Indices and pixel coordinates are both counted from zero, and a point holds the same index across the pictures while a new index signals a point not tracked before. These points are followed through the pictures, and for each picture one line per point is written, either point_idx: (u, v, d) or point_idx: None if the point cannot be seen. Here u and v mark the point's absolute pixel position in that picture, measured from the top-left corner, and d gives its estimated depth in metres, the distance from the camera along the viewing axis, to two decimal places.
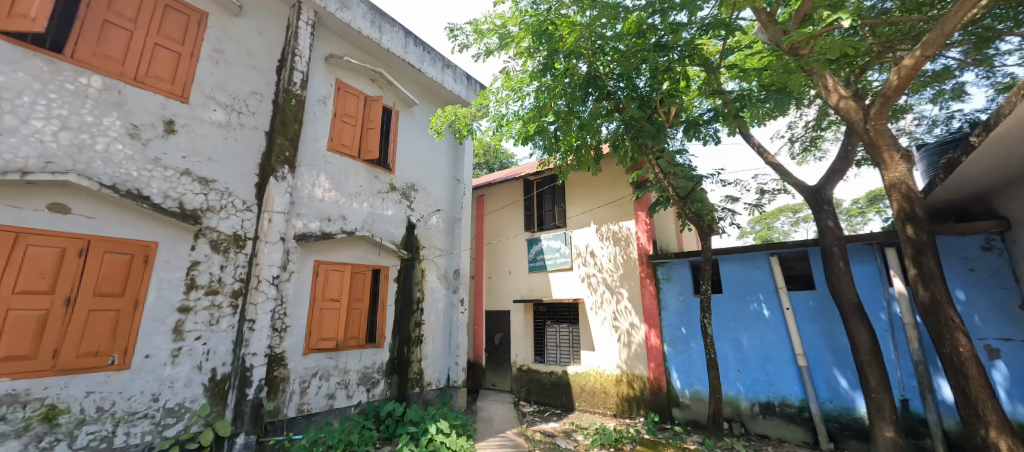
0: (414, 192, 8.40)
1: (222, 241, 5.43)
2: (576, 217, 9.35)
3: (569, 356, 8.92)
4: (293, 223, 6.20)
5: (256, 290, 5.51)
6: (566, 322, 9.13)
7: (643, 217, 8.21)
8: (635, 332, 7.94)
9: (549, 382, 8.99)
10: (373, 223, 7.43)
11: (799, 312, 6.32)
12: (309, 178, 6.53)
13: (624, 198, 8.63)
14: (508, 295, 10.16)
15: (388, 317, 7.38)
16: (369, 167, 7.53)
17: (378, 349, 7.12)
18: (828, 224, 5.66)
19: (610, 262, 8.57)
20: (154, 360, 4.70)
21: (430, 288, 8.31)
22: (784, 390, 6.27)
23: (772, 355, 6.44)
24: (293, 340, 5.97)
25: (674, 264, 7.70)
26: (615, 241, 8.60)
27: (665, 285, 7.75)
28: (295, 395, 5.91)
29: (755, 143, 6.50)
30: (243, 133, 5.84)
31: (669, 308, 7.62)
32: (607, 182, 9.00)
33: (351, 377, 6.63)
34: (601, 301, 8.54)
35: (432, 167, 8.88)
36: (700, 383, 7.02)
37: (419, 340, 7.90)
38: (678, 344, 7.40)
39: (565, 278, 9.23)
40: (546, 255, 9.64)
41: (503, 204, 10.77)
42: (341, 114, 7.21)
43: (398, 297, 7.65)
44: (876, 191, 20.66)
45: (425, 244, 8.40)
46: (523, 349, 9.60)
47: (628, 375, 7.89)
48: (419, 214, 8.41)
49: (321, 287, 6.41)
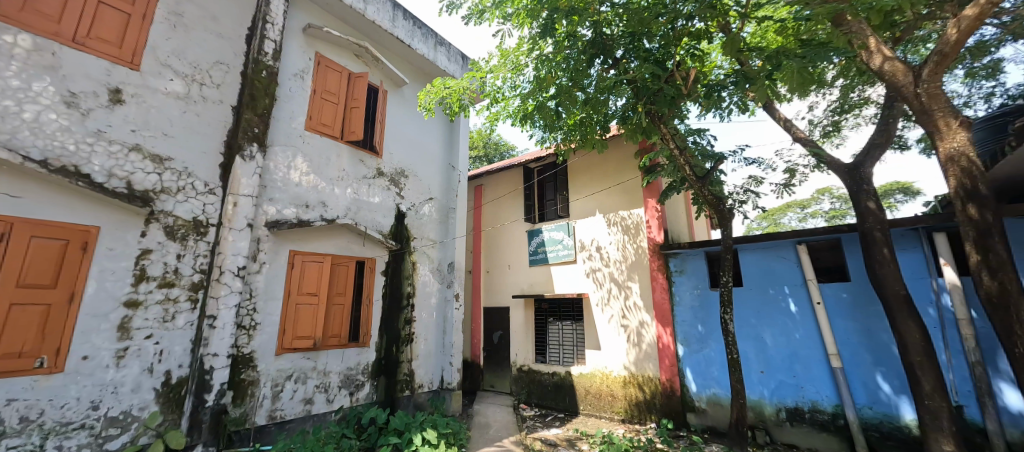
0: (404, 178, 7.75)
1: (179, 227, 4.79)
2: (581, 206, 8.66)
3: (573, 356, 8.23)
4: (264, 209, 5.56)
5: (217, 282, 4.87)
6: (569, 319, 8.45)
7: (653, 205, 7.52)
8: (645, 330, 7.26)
9: (551, 384, 8.32)
10: (358, 211, 6.78)
11: (832, 306, 5.62)
12: (283, 159, 5.89)
13: (633, 184, 7.94)
14: (508, 290, 9.49)
15: (375, 313, 6.74)
16: (353, 150, 6.88)
17: (362, 349, 6.48)
18: (869, 206, 4.94)
19: (617, 254, 7.89)
20: (94, 362, 4.09)
21: (421, 283, 7.66)
22: (816, 394, 5.58)
23: (800, 355, 5.75)
24: (264, 338, 5.34)
25: (688, 255, 7.02)
26: (623, 230, 7.93)
27: (678, 278, 7.07)
28: (266, 401, 5.28)
29: (780, 117, 5.79)
30: (205, 107, 5.20)
31: (682, 303, 6.94)
32: (613, 167, 8.30)
33: (331, 380, 5.99)
34: (607, 297, 7.87)
35: (423, 152, 8.21)
36: (719, 386, 6.35)
37: (409, 339, 7.27)
38: (693, 343, 6.72)
39: (568, 272, 8.55)
40: (547, 247, 8.96)
41: (501, 194, 10.10)
42: (321, 90, 6.56)
43: (386, 291, 7.00)
44: (886, 186, 19.86)
45: (416, 234, 7.76)
46: (523, 348, 8.94)
47: (638, 377, 7.21)
48: (410, 202, 7.76)
49: (298, 280, 5.78)
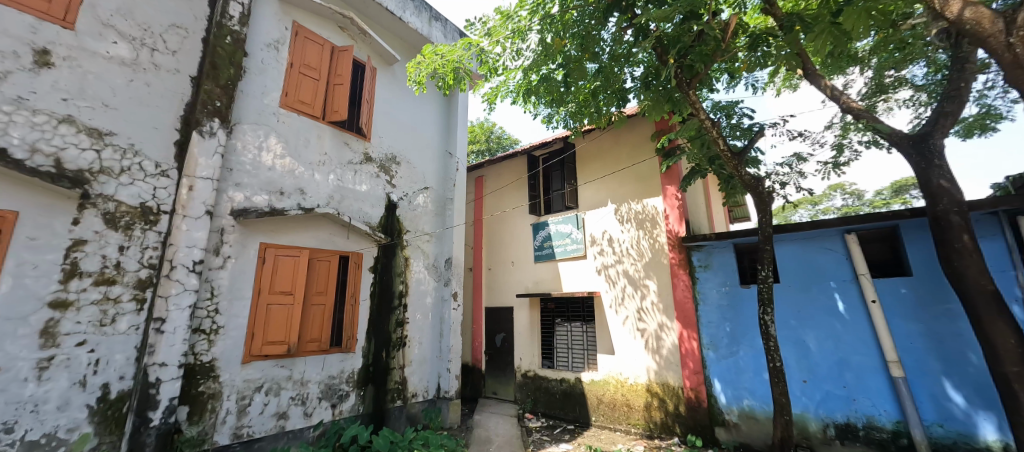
0: (396, 165, 7.01)
1: (122, 215, 4.06)
2: (591, 196, 7.87)
3: (583, 360, 7.45)
4: (228, 195, 4.84)
5: (168, 279, 4.15)
6: (579, 320, 7.66)
7: (673, 192, 6.73)
8: (666, 332, 6.46)
9: (560, 392, 7.55)
10: (342, 200, 6.05)
11: (890, 305, 4.81)
12: (253, 139, 5.17)
13: (650, 171, 7.14)
14: (511, 289, 8.73)
15: (363, 314, 6.00)
16: (336, 132, 6.14)
17: (347, 355, 5.73)
18: (942, 185, 4.11)
19: (633, 246, 7.10)
20: (9, 375, 3.37)
21: (414, 280, 6.92)
22: (872, 408, 4.77)
23: (852, 362, 4.94)
24: (228, 344, 4.62)
25: (715, 248, 6.22)
26: (638, 221, 7.14)
27: (702, 275, 6.28)
28: (230, 417, 4.55)
29: (825, 86, 4.99)
30: (158, 76, 4.48)
31: (708, 302, 6.15)
32: (627, 153, 7.50)
33: (309, 391, 5.26)
34: (622, 295, 7.09)
35: (417, 137, 7.45)
36: (753, 397, 5.56)
37: (401, 343, 6.52)
38: (721, 347, 5.92)
39: (577, 268, 7.77)
40: (554, 242, 8.18)
41: (504, 184, 9.33)
42: (300, 64, 5.83)
43: (374, 290, 6.25)
44: (901, 182, 18.83)
45: (409, 227, 7.01)
46: (529, 352, 8.16)
47: (658, 385, 6.42)
48: (402, 191, 7.02)
49: (270, 277, 5.03)
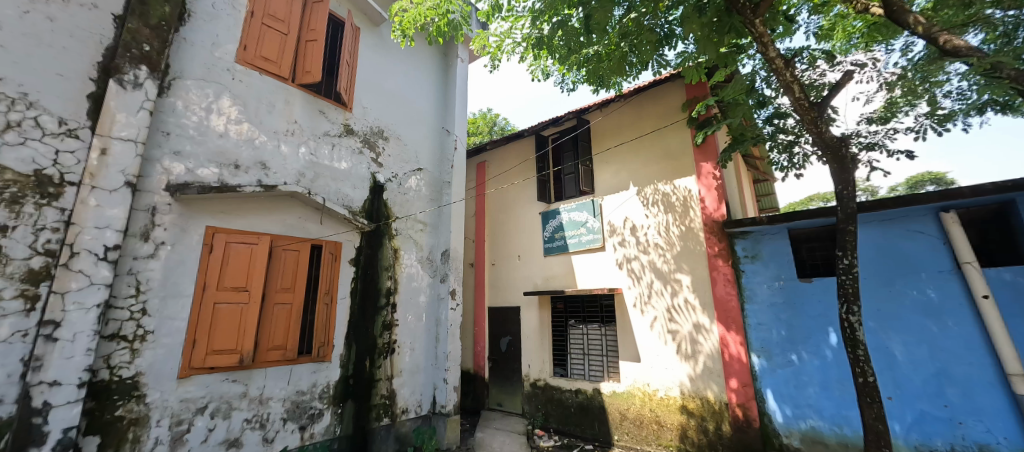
0: (383, 140, 5.99)
1: (5, 185, 3.01)
2: (610, 178, 6.84)
3: (602, 368, 6.40)
4: (162, 165, 3.83)
5: (68, 269, 3.12)
6: (597, 321, 6.61)
7: (709, 169, 5.69)
8: (704, 335, 5.41)
9: (575, 405, 6.50)
10: (315, 178, 5.02)
11: (1008, 301, 3.75)
12: (200, 99, 4.17)
13: (681, 147, 6.10)
14: (518, 286, 7.69)
15: (341, 316, 5.00)
16: (309, 97, 5.12)
17: (320, 365, 4.71)
18: None
19: (660, 236, 6.06)
20: None
21: (405, 276, 5.90)
22: (986, 435, 3.70)
23: (956, 375, 3.89)
24: (160, 355, 3.61)
25: (765, 235, 5.16)
26: (667, 206, 6.09)
27: (748, 267, 5.23)
28: (160, 449, 3.53)
29: (919, 24, 3.79)
30: (66, 10, 3.46)
31: (757, 299, 5.10)
32: (652, 127, 6.45)
33: (270, 412, 4.24)
34: (648, 292, 6.05)
35: (408, 110, 6.44)
36: (819, 416, 4.51)
37: (389, 349, 5.50)
38: (775, 355, 4.87)
39: (594, 261, 6.72)
40: (566, 232, 7.14)
41: (509, 168, 8.32)
42: (263, 13, 4.83)
43: (356, 288, 5.24)
44: (918, 177, 17.73)
45: (398, 213, 5.99)
46: (538, 358, 7.12)
47: (694, 399, 5.37)
48: (390, 171, 6.00)
49: (219, 269, 4.01)
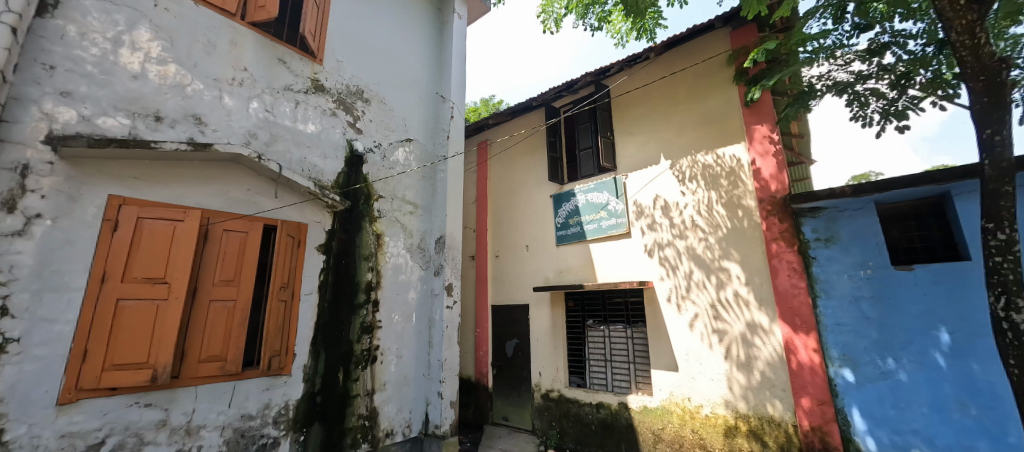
0: (363, 102, 4.92)
1: None
2: (634, 152, 5.75)
3: (630, 378, 5.31)
4: (42, 109, 2.78)
5: None
6: (622, 321, 5.52)
7: (764, 133, 4.60)
8: (762, 338, 4.33)
9: (596, 422, 5.41)
10: (272, 141, 3.95)
11: None
12: (104, 26, 3.11)
13: (724, 108, 5.01)
14: (526, 281, 6.60)
15: (305, 317, 3.94)
16: (265, 39, 4.07)
17: (275, 381, 3.64)
18: None
19: (701, 216, 4.97)
20: None
21: (390, 268, 4.82)
22: None
23: None
24: (29, 372, 2.55)
25: (843, 212, 4.06)
26: (709, 180, 4.98)
27: (820, 252, 4.13)
28: None
29: None
30: None
31: (834, 293, 4.01)
32: (687, 88, 5.37)
33: (201, 445, 3.17)
34: (686, 285, 4.96)
35: (394, 69, 5.37)
36: (931, 448, 3.42)
37: (369, 357, 4.43)
38: (863, 365, 3.77)
39: (618, 249, 5.63)
40: (583, 216, 6.04)
41: (515, 146, 7.24)
42: None
43: (325, 281, 4.17)
44: None
45: (382, 191, 4.92)
46: (550, 365, 6.04)
47: (751, 420, 4.28)
48: (371, 140, 4.93)
49: (127, 253, 2.95)
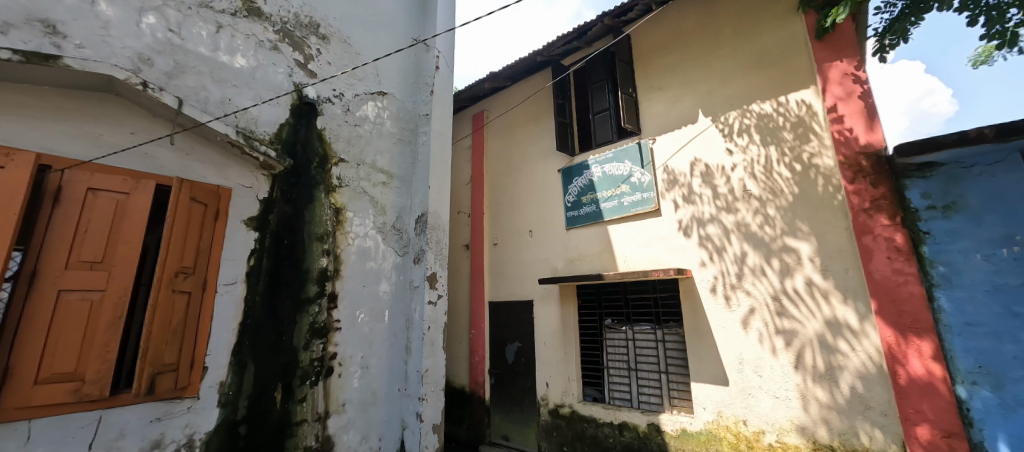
0: (318, 39, 3.82)
1: None
2: (664, 110, 4.62)
3: (662, 393, 4.19)
4: None
5: None
6: (650, 321, 4.40)
7: (845, 69, 3.48)
8: (850, 342, 3.22)
9: (619, 448, 4.28)
10: (178, 73, 2.86)
11: None
12: None
13: (785, 45, 3.89)
14: (530, 272, 5.50)
15: (223, 316, 2.84)
16: None
17: (169, 407, 2.55)
18: None
19: (755, 181, 3.87)
20: None
21: (354, 253, 3.72)
22: None
23: None
24: None
25: (971, 169, 2.91)
26: (766, 136, 3.87)
27: (935, 225, 2.98)
28: None
29: None
30: None
31: (959, 281, 2.85)
32: (733, 26, 4.25)
33: None
34: (737, 274, 3.83)
35: (362, 5, 4.27)
36: None
37: (321, 368, 3.33)
38: (1013, 384, 2.60)
39: (644, 230, 4.51)
40: (598, 193, 4.91)
41: (516, 114, 6.12)
42: None
43: (257, 267, 3.06)
44: None
45: (343, 151, 3.82)
46: (560, 374, 4.92)
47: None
48: (329, 86, 3.82)
49: None
